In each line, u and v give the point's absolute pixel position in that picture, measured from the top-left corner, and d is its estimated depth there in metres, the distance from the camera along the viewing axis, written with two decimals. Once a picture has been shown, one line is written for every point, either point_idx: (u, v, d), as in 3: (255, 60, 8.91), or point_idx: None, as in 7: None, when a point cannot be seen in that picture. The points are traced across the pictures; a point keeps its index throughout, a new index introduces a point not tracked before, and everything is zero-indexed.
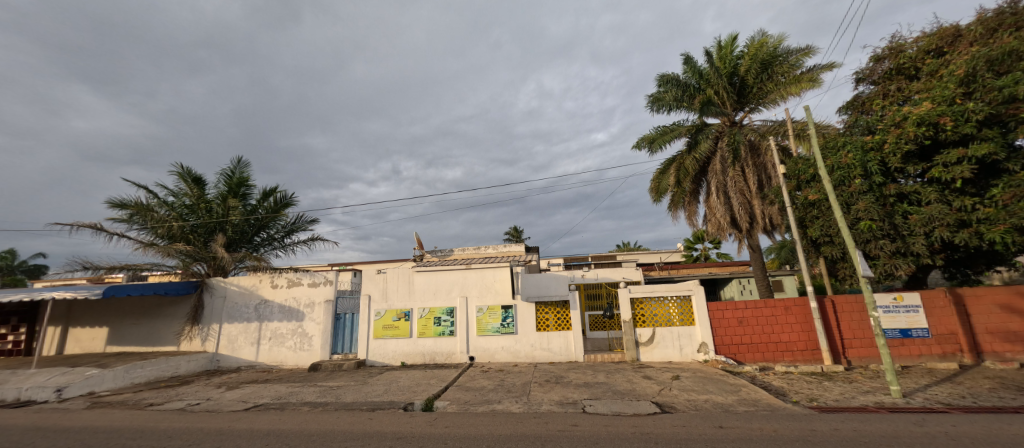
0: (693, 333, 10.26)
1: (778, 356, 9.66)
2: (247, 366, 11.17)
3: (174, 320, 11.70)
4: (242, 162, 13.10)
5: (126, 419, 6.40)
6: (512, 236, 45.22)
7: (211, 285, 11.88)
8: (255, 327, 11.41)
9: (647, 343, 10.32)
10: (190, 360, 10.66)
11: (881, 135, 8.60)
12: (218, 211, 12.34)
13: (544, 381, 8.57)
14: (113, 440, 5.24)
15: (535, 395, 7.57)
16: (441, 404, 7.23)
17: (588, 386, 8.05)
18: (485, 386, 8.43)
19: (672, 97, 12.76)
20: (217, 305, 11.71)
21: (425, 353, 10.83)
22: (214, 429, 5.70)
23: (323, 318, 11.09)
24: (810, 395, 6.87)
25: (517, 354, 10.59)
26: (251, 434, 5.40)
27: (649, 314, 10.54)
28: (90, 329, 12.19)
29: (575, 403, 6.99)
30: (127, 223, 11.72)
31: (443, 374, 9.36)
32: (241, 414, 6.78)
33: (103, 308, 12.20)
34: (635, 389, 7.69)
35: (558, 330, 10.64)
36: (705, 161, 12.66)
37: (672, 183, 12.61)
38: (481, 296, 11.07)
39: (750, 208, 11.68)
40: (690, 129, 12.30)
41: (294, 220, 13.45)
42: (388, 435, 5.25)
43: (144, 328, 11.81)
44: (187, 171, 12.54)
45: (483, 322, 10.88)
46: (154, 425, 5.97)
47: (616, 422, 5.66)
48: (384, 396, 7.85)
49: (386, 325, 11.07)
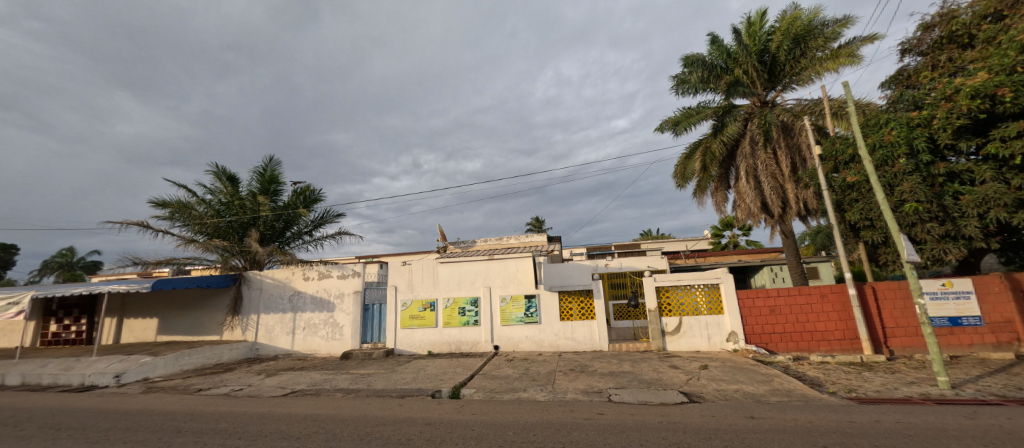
0: (722, 321, 9.99)
1: (814, 345, 9.30)
2: (284, 354, 11.71)
3: (216, 311, 12.40)
4: (272, 160, 13.55)
5: (177, 403, 6.90)
6: (534, 224, 44.66)
7: (248, 278, 12.48)
8: (289, 318, 11.93)
9: (674, 332, 10.15)
10: (232, 348, 11.28)
11: (930, 110, 8.00)
12: (252, 207, 12.83)
13: (570, 370, 8.60)
14: (167, 421, 5.67)
15: (561, 384, 7.61)
16: (468, 392, 7.39)
17: (614, 375, 8.02)
18: (510, 374, 8.55)
19: (698, 78, 12.23)
20: (255, 297, 12.30)
21: (450, 342, 11.02)
22: (256, 413, 6.06)
23: (352, 309, 11.47)
24: (848, 386, 6.59)
25: (542, 343, 10.64)
26: (289, 418, 5.72)
27: (676, 303, 10.33)
28: (142, 320, 13.08)
29: (601, 391, 6.99)
30: (170, 220, 12.41)
31: (469, 363, 9.54)
32: (281, 399, 7.18)
33: (153, 300, 13.03)
34: (662, 378, 7.62)
35: (582, 319, 10.62)
36: (734, 143, 12.15)
37: (698, 169, 12.14)
38: (505, 285, 11.15)
39: (783, 192, 11.19)
40: (717, 111, 11.78)
41: (322, 215, 13.85)
42: (418, 420, 5.42)
43: (190, 319, 12.58)
44: (222, 170, 13.11)
45: (507, 312, 10.96)
46: (203, 409, 6.41)
47: (643, 411, 5.62)
48: (413, 384, 8.12)
49: (413, 315, 11.33)
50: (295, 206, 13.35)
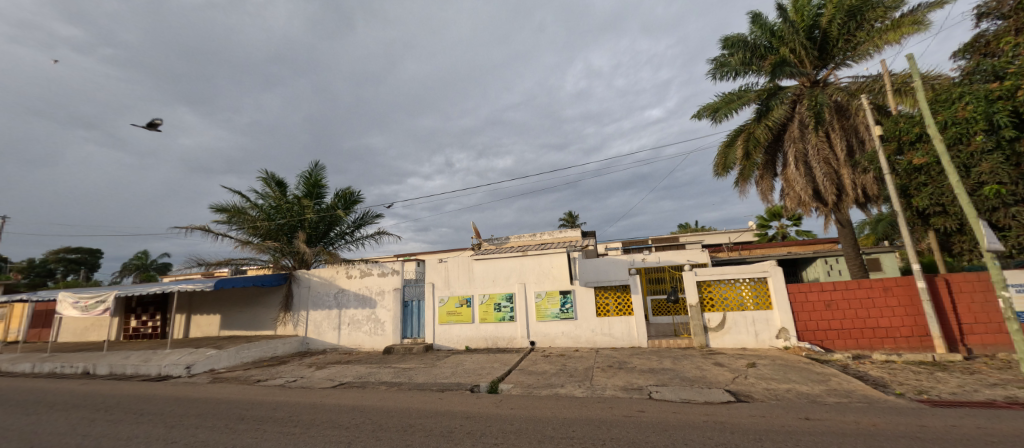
0: (771, 317, 9.44)
1: (877, 343, 8.60)
2: (332, 348, 12.36)
3: (270, 308, 13.30)
4: (316, 165, 14.29)
5: (240, 393, 7.49)
6: (568, 220, 44.21)
7: (297, 276, 13.27)
8: (335, 314, 12.57)
9: (718, 328, 9.73)
10: (286, 343, 12.06)
11: (1014, 80, 7.09)
12: (298, 211, 13.59)
13: (608, 366, 8.47)
14: (232, 409, 6.17)
15: (599, 380, 7.52)
16: (505, 387, 7.47)
17: (654, 372, 7.81)
18: (547, 370, 8.54)
19: (739, 60, 11.56)
20: (304, 294, 13.05)
21: (487, 337, 11.17)
22: (309, 404, 6.46)
23: (393, 305, 11.91)
24: (918, 387, 6.03)
25: (578, 339, 10.55)
26: (339, 408, 6.05)
27: (719, 298, 9.89)
28: (207, 316, 14.27)
29: (641, 389, 6.84)
30: (228, 224, 13.42)
31: (506, 358, 9.64)
32: (330, 391, 7.61)
33: (215, 298, 14.17)
34: (706, 376, 7.32)
35: (619, 315, 10.42)
36: (781, 127, 11.39)
37: (741, 157, 11.50)
38: (540, 281, 11.14)
39: (837, 178, 10.40)
40: (761, 94, 11.08)
41: (362, 216, 14.46)
42: (459, 413, 5.55)
43: (248, 315, 13.58)
44: (271, 176, 13.98)
45: (543, 308, 10.95)
46: (263, 398, 6.92)
47: (687, 409, 5.44)
48: (452, 378, 8.32)
49: (450, 311, 11.60)
50: (337, 208, 14.02)
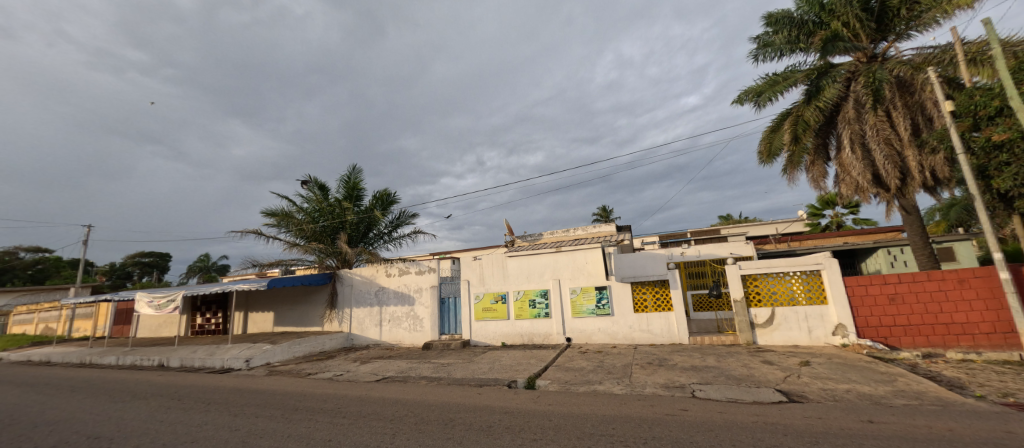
0: (825, 312, 8.82)
1: (952, 340, 7.80)
2: (374, 344, 12.90)
3: (317, 305, 14.07)
4: (354, 168, 14.91)
5: (294, 385, 8.00)
6: (602, 214, 43.39)
7: (341, 275, 13.94)
8: (377, 311, 13.09)
9: (766, 325, 9.22)
10: (332, 338, 12.72)
11: None
12: (339, 213, 14.27)
13: (647, 363, 8.26)
14: (288, 400, 6.60)
15: (638, 377, 7.35)
16: (543, 383, 7.48)
17: (696, 370, 7.52)
18: (585, 366, 8.46)
19: (784, 39, 10.81)
20: (347, 292, 13.70)
21: (523, 334, 11.22)
22: (356, 396, 6.79)
23: (430, 302, 12.24)
24: (1003, 390, 5.42)
25: (616, 336, 10.36)
26: (384, 401, 6.32)
27: (767, 292, 9.37)
28: (262, 313, 15.33)
29: (683, 387, 6.62)
30: (277, 227, 14.30)
31: (542, 354, 9.65)
32: (375, 384, 7.96)
33: (269, 297, 15.19)
34: (754, 374, 6.96)
35: (658, 311, 10.12)
36: (834, 108, 10.54)
37: (789, 142, 10.77)
38: (575, 277, 11.02)
39: (901, 161, 9.51)
40: (810, 73, 10.29)
41: (398, 216, 14.96)
42: (497, 408, 5.63)
43: (298, 313, 14.44)
44: (313, 181, 14.74)
45: (578, 304, 10.85)
46: (314, 391, 7.35)
47: (734, 409, 5.20)
48: (490, 374, 8.44)
49: (486, 308, 11.75)
50: (375, 209, 14.58)
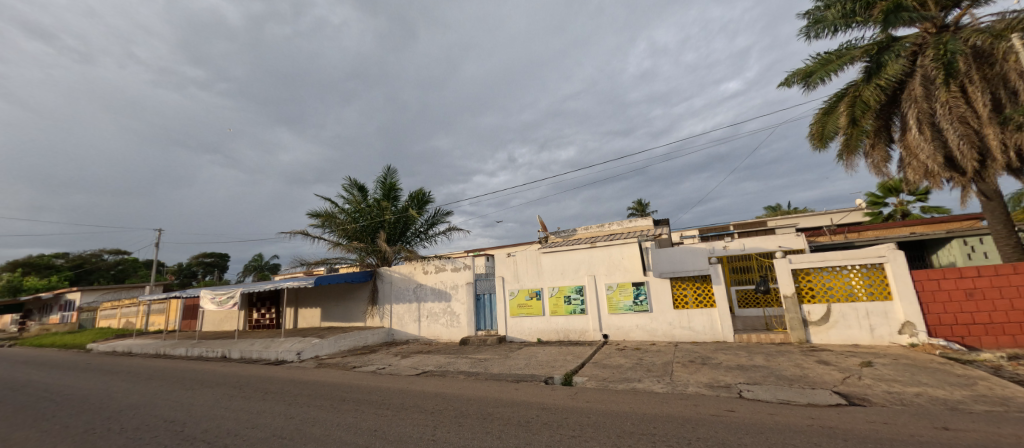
0: (890, 309, 8.10)
1: None
2: (414, 339, 13.32)
3: (360, 302, 14.73)
4: (390, 169, 15.43)
5: (340, 377, 8.43)
6: (637, 208, 42.23)
7: (381, 273, 14.49)
8: (415, 307, 13.50)
9: (822, 322, 8.61)
10: (374, 333, 13.27)
11: None
12: (378, 213, 14.85)
13: (689, 362, 7.96)
14: (335, 391, 6.97)
15: (680, 376, 7.11)
16: (580, 380, 7.41)
17: (743, 369, 7.16)
18: (623, 363, 8.29)
19: (838, 13, 9.96)
20: (387, 289, 14.22)
21: (559, 330, 11.17)
22: (398, 389, 7.06)
23: (466, 298, 12.47)
24: None
25: (655, 333, 10.07)
26: (424, 395, 6.52)
27: (821, 287, 8.75)
28: (310, 309, 16.26)
29: (729, 386, 6.32)
30: (321, 228, 15.10)
31: (578, 351, 9.56)
32: (415, 378, 8.23)
33: (316, 294, 16.08)
34: (808, 375, 6.53)
35: (700, 308, 9.73)
36: (898, 86, 9.60)
37: (845, 124, 9.94)
38: (611, 273, 10.82)
39: (980, 140, 8.51)
40: (869, 49, 9.42)
41: (434, 214, 15.34)
42: (535, 404, 5.64)
43: (342, 309, 15.19)
44: (353, 183, 15.41)
45: (615, 300, 10.64)
46: (359, 383, 7.71)
47: (786, 411, 4.90)
48: (526, 369, 8.48)
49: (521, 304, 11.79)
50: (411, 208, 15.03)
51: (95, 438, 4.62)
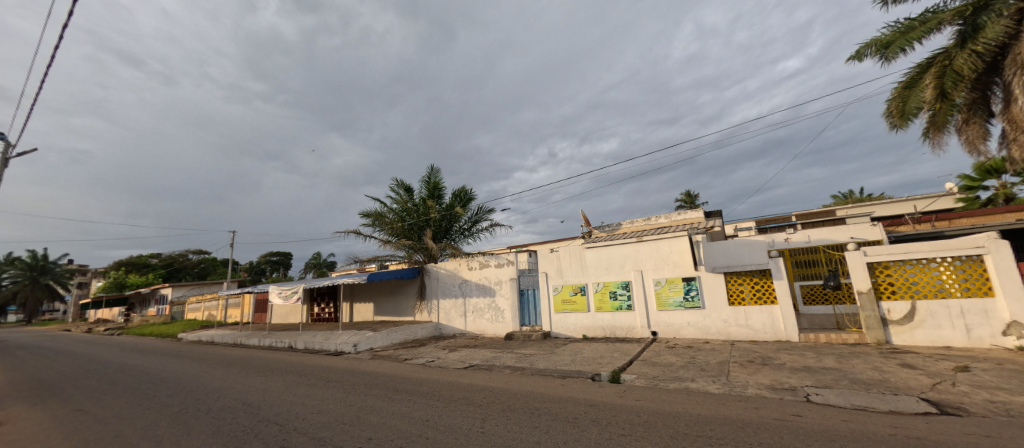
0: (992, 308, 7.08)
1: None
2: (460, 333, 13.68)
3: (409, 297, 15.38)
4: (434, 169, 15.92)
5: (393, 369, 8.87)
6: (686, 200, 40.22)
7: (428, 270, 15.03)
8: (461, 302, 13.85)
9: (905, 322, 7.71)
10: (423, 327, 13.79)
11: None
12: (424, 211, 15.39)
13: (748, 362, 7.48)
14: (389, 382, 7.34)
15: (738, 377, 6.70)
16: (628, 377, 7.22)
17: (811, 371, 6.60)
18: (674, 362, 7.97)
19: None
20: (434, 285, 14.72)
21: (604, 326, 10.96)
22: (446, 382, 7.29)
23: (510, 294, 12.59)
24: None
25: (708, 331, 9.57)
26: (472, 388, 6.67)
27: (903, 283, 7.85)
28: (364, 304, 17.24)
29: (794, 389, 5.85)
30: (372, 227, 15.90)
31: (626, 348, 9.32)
32: (463, 372, 8.45)
33: (369, 289, 17.01)
34: (890, 380, 5.87)
35: (759, 304, 9.11)
36: (1001, 50, 8.29)
37: (931, 98, 8.79)
38: (659, 268, 10.42)
39: None
40: (963, 10, 8.21)
41: (476, 212, 15.62)
42: (582, 401, 5.57)
43: (393, 304, 15.95)
44: (400, 183, 16.07)
45: (663, 296, 10.25)
46: (411, 375, 8.06)
47: (863, 418, 4.45)
48: (572, 366, 8.40)
49: (565, 299, 11.70)
50: (455, 206, 15.42)
51: (188, 417, 5.23)
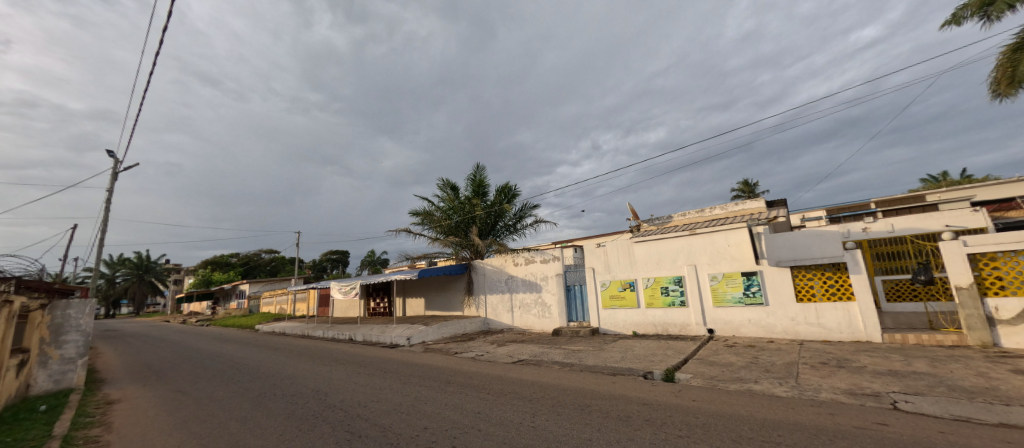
0: None
1: None
2: (508, 328, 13.87)
3: (457, 293, 15.83)
4: (479, 167, 16.16)
5: (445, 361, 9.19)
6: (744, 189, 37.54)
7: (475, 266, 15.37)
8: (508, 298, 14.01)
9: (1019, 322, 6.63)
10: (471, 322, 14.13)
11: None
12: (469, 209, 15.71)
13: (820, 364, 6.85)
14: (442, 374, 7.61)
15: (809, 379, 6.16)
16: (684, 377, 6.91)
17: (897, 376, 5.90)
18: (734, 362, 7.50)
19: None
20: (481, 281, 15.03)
21: (656, 323, 10.57)
22: (496, 376, 7.42)
23: (557, 289, 12.54)
24: None
25: (773, 329, 8.90)
26: (522, 383, 6.74)
27: (1016, 277, 6.75)
28: (415, 299, 18.00)
29: (878, 395, 5.27)
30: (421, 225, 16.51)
31: (680, 346, 8.93)
32: (512, 366, 8.56)
33: (419, 285, 17.73)
34: (1000, 388, 5.09)
35: (832, 301, 8.30)
36: None
37: None
38: (715, 263, 9.83)
39: None
40: None
41: (521, 208, 15.68)
42: (635, 400, 5.42)
43: (442, 299, 16.51)
44: (446, 182, 16.50)
45: (721, 292, 9.67)
46: (462, 368, 8.30)
47: (966, 431, 3.91)
48: (623, 363, 8.19)
49: (613, 295, 11.43)
50: (499, 203, 15.58)
51: (267, 400, 5.77)
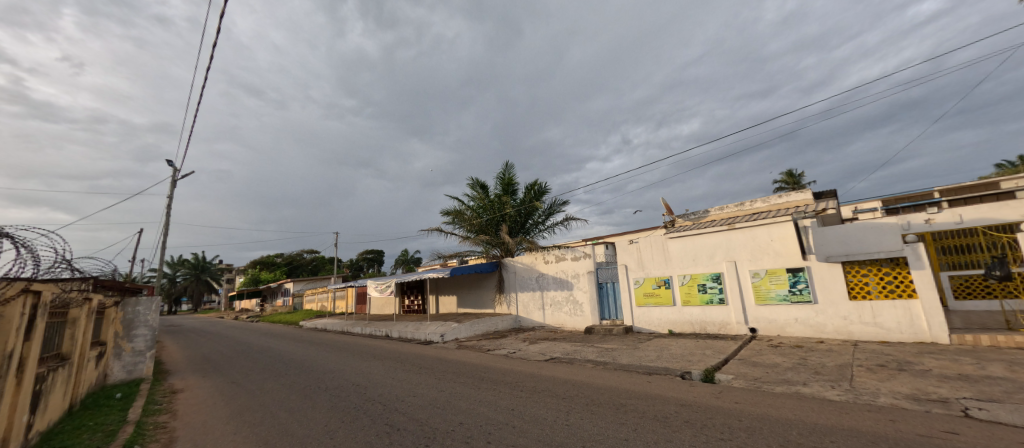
0: None
1: None
2: (539, 326, 13.86)
3: (489, 290, 15.99)
4: (507, 165, 16.20)
5: (478, 358, 9.33)
6: (788, 180, 35.43)
7: (506, 264, 15.46)
8: (539, 296, 14.01)
9: None
10: (503, 320, 14.23)
11: None
12: (499, 207, 15.81)
13: (878, 366, 6.36)
14: (476, 371, 7.73)
15: (864, 383, 5.74)
16: (724, 377, 6.64)
17: (969, 381, 5.37)
18: (779, 363, 7.12)
19: None
20: (512, 278, 15.11)
21: (693, 321, 10.21)
22: (529, 373, 7.45)
23: (588, 287, 12.39)
24: None
25: (823, 329, 8.36)
26: (555, 380, 6.72)
27: None
28: (448, 297, 18.35)
29: (946, 402, 4.82)
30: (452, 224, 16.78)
31: (720, 345, 8.58)
32: (544, 364, 8.55)
33: (452, 283, 18.05)
34: None
35: (890, 299, 7.70)
36: None
37: None
38: (757, 259, 9.36)
39: None
40: None
41: (550, 205, 15.59)
42: (672, 400, 5.26)
43: (474, 297, 16.74)
44: (475, 181, 16.67)
45: (764, 289, 9.20)
46: (495, 365, 8.38)
47: None
48: (659, 362, 7.98)
49: (647, 293, 11.14)
50: (528, 201, 15.58)
51: (313, 393, 6.09)
